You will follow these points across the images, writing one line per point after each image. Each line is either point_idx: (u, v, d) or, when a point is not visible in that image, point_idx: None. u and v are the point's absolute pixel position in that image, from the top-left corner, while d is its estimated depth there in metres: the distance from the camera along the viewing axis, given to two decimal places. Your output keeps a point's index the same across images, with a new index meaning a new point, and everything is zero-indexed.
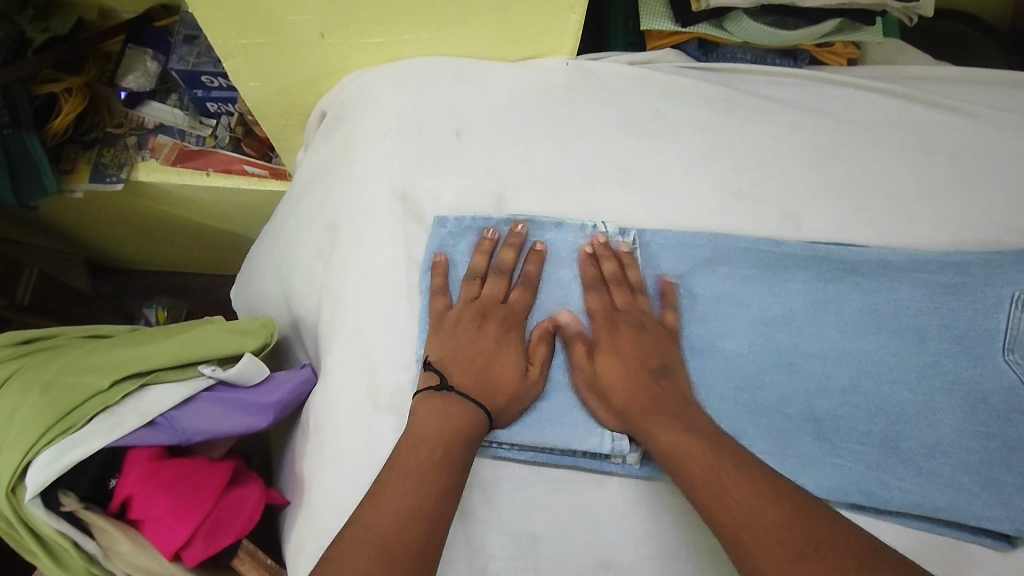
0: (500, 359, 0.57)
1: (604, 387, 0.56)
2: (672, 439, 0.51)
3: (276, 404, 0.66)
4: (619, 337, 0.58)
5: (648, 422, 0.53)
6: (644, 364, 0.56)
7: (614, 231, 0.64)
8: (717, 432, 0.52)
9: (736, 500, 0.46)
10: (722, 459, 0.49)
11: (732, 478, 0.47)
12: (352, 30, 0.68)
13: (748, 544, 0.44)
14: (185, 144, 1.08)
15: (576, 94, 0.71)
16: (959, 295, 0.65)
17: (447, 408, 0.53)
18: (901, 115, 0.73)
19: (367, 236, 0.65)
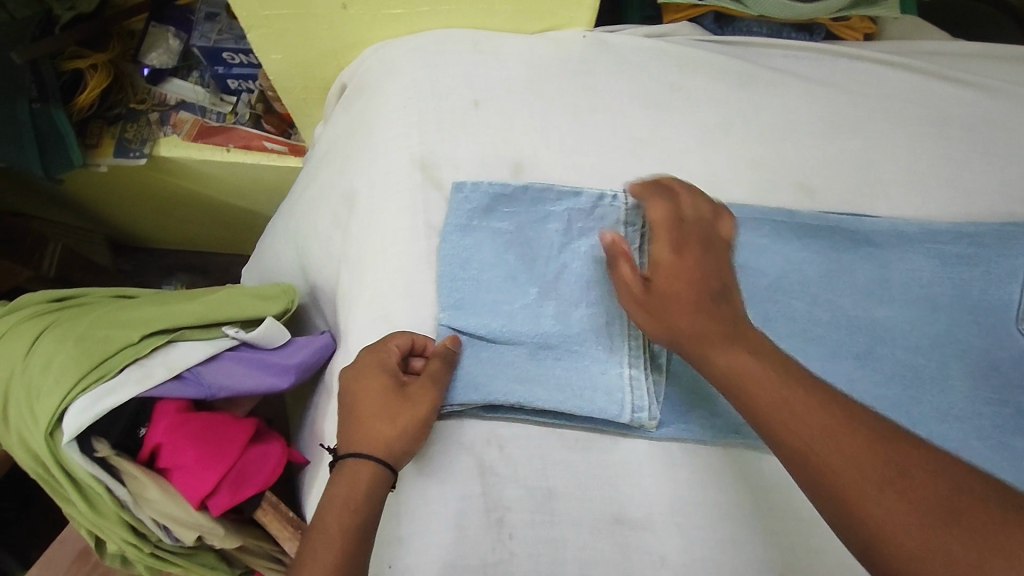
0: (369, 412, 0.53)
1: (673, 286, 0.49)
2: (740, 362, 0.45)
3: (297, 367, 0.68)
4: (679, 249, 0.51)
5: (707, 341, 0.46)
6: (704, 287, 0.49)
7: (631, 204, 0.63)
8: (783, 361, 0.45)
9: (810, 428, 0.41)
10: (791, 381, 0.43)
11: (811, 410, 0.42)
12: (373, 1, 0.70)
13: (834, 472, 0.39)
14: (206, 121, 1.11)
15: (593, 66, 0.72)
16: (972, 266, 0.65)
17: (334, 510, 0.48)
18: (917, 89, 0.73)
19: (386, 203, 0.66)
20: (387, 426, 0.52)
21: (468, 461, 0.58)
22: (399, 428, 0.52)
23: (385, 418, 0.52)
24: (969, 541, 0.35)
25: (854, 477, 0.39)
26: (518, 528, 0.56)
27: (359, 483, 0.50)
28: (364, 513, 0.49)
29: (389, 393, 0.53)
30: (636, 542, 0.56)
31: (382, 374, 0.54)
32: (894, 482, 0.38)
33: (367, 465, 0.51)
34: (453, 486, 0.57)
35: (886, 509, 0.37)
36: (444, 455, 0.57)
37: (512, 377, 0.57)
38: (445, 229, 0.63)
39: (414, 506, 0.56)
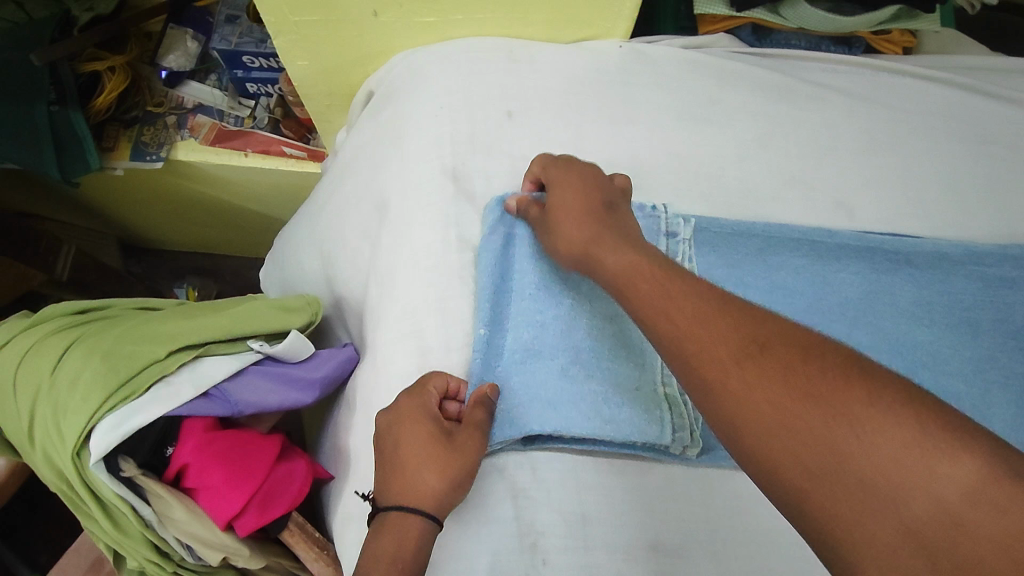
0: (415, 467, 0.51)
1: (563, 217, 0.53)
2: (633, 268, 0.46)
3: (321, 381, 0.67)
4: (557, 180, 0.57)
5: (599, 250, 0.49)
6: (585, 204, 0.53)
7: (674, 214, 0.62)
8: (667, 266, 0.46)
9: (708, 330, 0.38)
10: (675, 283, 0.43)
11: (688, 303, 0.41)
12: (405, 8, 0.68)
13: (699, 356, 0.38)
14: (223, 125, 1.09)
15: (629, 77, 0.70)
16: (1015, 288, 0.63)
17: (385, 573, 0.47)
18: (958, 106, 0.71)
19: (416, 215, 0.65)
20: (434, 479, 0.50)
21: (500, 484, 0.56)
22: (447, 483, 0.51)
23: (432, 472, 0.51)
24: (821, 406, 0.32)
25: (717, 357, 0.37)
26: (552, 554, 0.54)
27: (407, 542, 0.49)
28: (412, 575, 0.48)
29: (436, 447, 0.51)
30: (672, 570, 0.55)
31: (427, 423, 0.52)
32: (754, 359, 0.36)
33: (414, 524, 0.49)
34: (486, 510, 0.55)
35: (739, 383, 0.35)
36: (476, 477, 0.56)
37: (549, 398, 0.55)
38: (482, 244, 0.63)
39: (445, 530, 0.55)
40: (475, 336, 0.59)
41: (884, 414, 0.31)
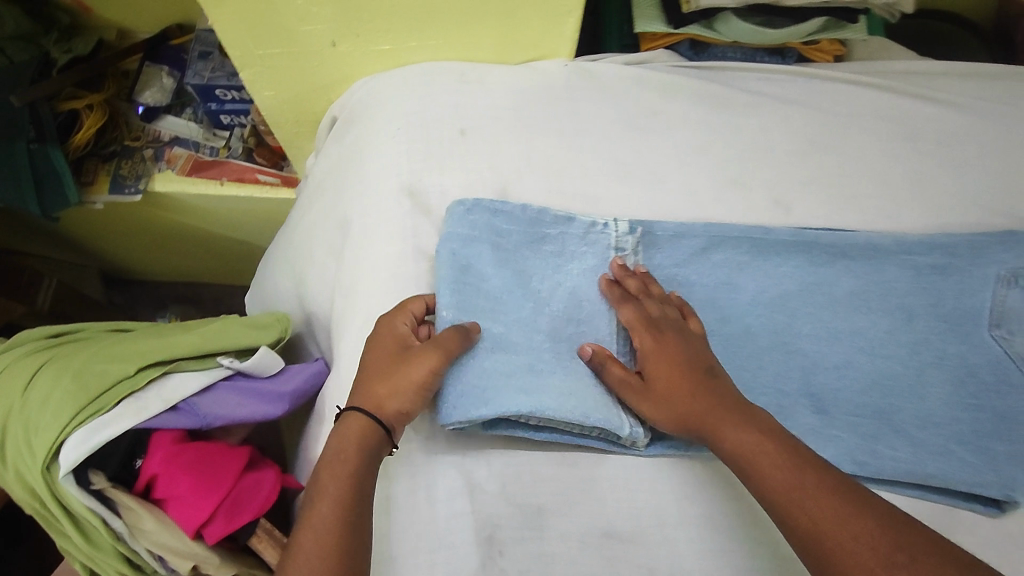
0: (371, 371, 0.55)
1: (673, 393, 0.55)
2: (740, 439, 0.51)
3: (290, 394, 0.69)
4: (661, 353, 0.57)
5: (712, 427, 0.52)
6: (691, 370, 0.56)
7: (622, 231, 0.66)
8: (774, 429, 0.51)
9: (776, 475, 0.48)
10: (773, 438, 0.50)
11: (784, 469, 0.48)
12: (361, 38, 0.73)
13: (801, 515, 0.46)
14: (200, 155, 1.13)
15: (575, 93, 0.73)
16: (945, 275, 0.66)
17: (331, 462, 0.51)
18: (891, 108, 0.74)
19: (376, 230, 0.68)
20: (384, 385, 0.54)
21: (457, 479, 0.58)
22: (392, 388, 0.54)
23: (383, 379, 0.54)
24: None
25: (789, 496, 0.47)
26: (508, 545, 0.56)
27: (350, 434, 0.53)
28: (355, 465, 0.51)
29: (391, 357, 0.55)
30: (626, 555, 0.57)
31: (392, 339, 0.57)
32: (852, 530, 0.44)
33: (359, 421, 0.53)
34: (444, 504, 0.57)
35: (811, 522, 0.45)
36: (435, 474, 0.58)
37: (514, 385, 0.56)
38: (445, 237, 0.63)
39: (403, 526, 0.56)
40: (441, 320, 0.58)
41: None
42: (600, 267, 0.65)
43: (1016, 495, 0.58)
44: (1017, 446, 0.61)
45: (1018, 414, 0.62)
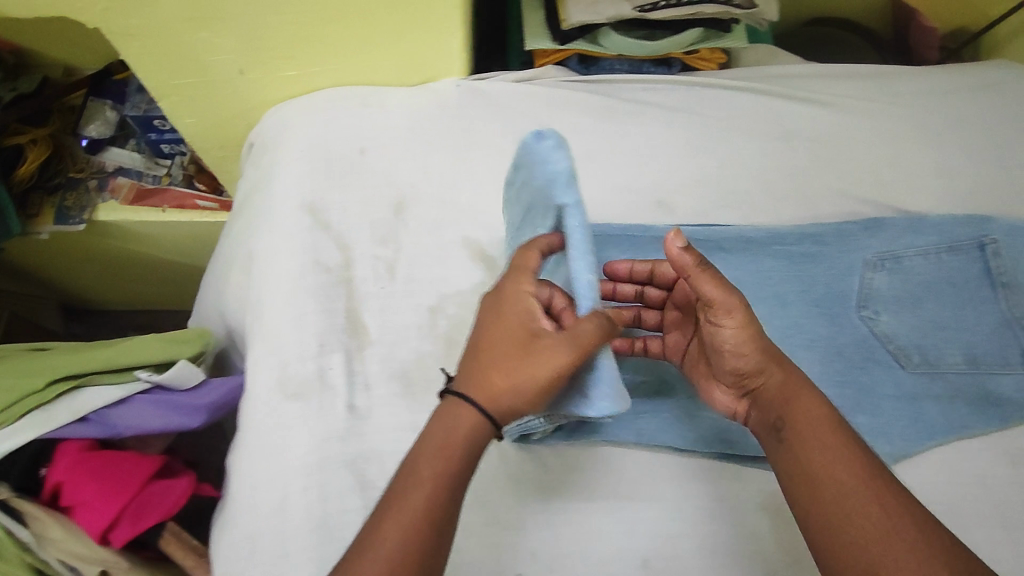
0: (495, 350, 0.52)
1: (765, 352, 0.55)
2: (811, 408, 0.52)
3: (207, 405, 0.73)
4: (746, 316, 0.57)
5: (795, 396, 0.53)
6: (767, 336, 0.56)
7: None
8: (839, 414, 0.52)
9: (837, 460, 0.48)
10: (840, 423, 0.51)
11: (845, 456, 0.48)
12: (266, 65, 0.76)
13: (857, 500, 0.46)
14: (142, 184, 1.18)
15: (468, 111, 0.76)
16: (818, 262, 0.70)
17: (431, 455, 0.48)
18: (768, 109, 0.78)
19: (279, 246, 0.71)
20: (503, 377, 0.51)
21: (350, 476, 0.62)
22: (515, 380, 0.51)
23: (507, 368, 0.51)
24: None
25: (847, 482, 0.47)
26: None
27: (459, 429, 0.50)
28: (452, 463, 0.48)
29: (521, 344, 0.51)
30: (509, 541, 0.61)
31: (519, 319, 0.52)
32: (901, 521, 0.44)
33: (472, 415, 0.50)
34: (338, 500, 0.61)
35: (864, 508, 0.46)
36: (331, 473, 0.62)
37: None
38: (571, 177, 0.57)
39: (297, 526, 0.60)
40: (579, 285, 0.53)
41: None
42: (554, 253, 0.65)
43: None
44: (879, 418, 0.64)
45: (881, 389, 0.66)
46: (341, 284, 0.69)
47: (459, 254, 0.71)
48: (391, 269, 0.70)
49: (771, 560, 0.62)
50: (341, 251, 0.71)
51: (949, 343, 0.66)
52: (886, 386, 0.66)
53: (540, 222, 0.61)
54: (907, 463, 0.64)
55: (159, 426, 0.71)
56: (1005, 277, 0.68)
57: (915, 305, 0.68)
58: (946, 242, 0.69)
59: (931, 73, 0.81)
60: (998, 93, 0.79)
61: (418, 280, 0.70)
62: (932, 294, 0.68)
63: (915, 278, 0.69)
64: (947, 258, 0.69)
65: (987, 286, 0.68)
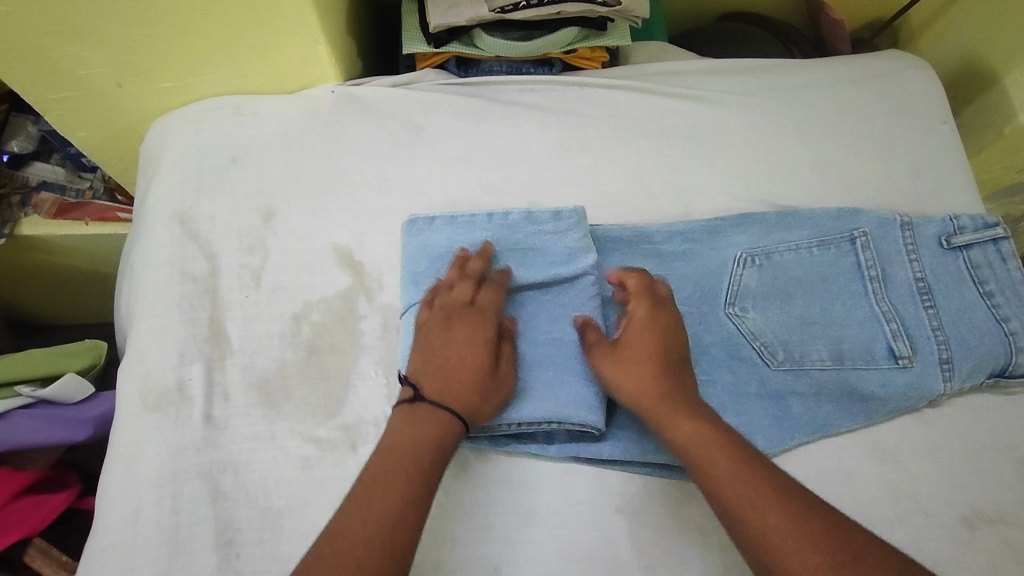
0: (467, 362, 0.55)
1: (630, 378, 0.55)
2: (705, 429, 0.51)
3: (93, 419, 0.76)
4: (635, 326, 0.57)
5: (667, 414, 0.53)
6: (671, 358, 0.56)
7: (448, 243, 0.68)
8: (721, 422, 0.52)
9: (725, 478, 0.48)
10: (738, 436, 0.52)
11: (729, 469, 0.49)
12: (142, 78, 0.75)
13: (747, 519, 0.46)
14: (65, 198, 1.10)
15: (341, 117, 0.77)
16: (688, 260, 0.69)
17: (383, 472, 0.49)
18: (645, 107, 0.78)
19: (149, 258, 0.70)
20: (481, 386, 0.55)
21: (203, 487, 0.61)
22: (487, 390, 0.56)
23: (482, 377, 0.56)
24: None
25: (740, 500, 0.47)
26: (247, 548, 0.59)
27: (437, 427, 0.52)
28: (420, 465, 0.49)
29: (489, 354, 0.57)
30: None
31: (480, 336, 0.57)
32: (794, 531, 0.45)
33: (449, 416, 0.53)
34: (188, 513, 0.59)
35: (761, 524, 0.46)
36: (183, 484, 0.60)
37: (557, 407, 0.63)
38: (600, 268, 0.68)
39: (141, 539, 0.58)
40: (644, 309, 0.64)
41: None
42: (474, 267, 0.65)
43: None
44: (743, 418, 0.61)
45: (744, 387, 0.62)
46: (206, 294, 0.69)
47: (326, 262, 0.70)
48: (258, 278, 0.70)
49: (642, 565, 0.59)
50: (208, 260, 0.70)
51: (815, 339, 0.64)
52: (755, 384, 0.63)
53: (557, 263, 0.66)
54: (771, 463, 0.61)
55: (40, 441, 0.73)
56: (874, 271, 0.66)
57: (785, 301, 0.66)
58: (817, 236, 0.69)
59: (811, 69, 0.81)
60: (873, 88, 0.80)
61: (285, 287, 0.69)
62: (801, 289, 0.67)
63: (786, 275, 0.68)
64: (818, 253, 0.68)
65: (858, 279, 0.66)
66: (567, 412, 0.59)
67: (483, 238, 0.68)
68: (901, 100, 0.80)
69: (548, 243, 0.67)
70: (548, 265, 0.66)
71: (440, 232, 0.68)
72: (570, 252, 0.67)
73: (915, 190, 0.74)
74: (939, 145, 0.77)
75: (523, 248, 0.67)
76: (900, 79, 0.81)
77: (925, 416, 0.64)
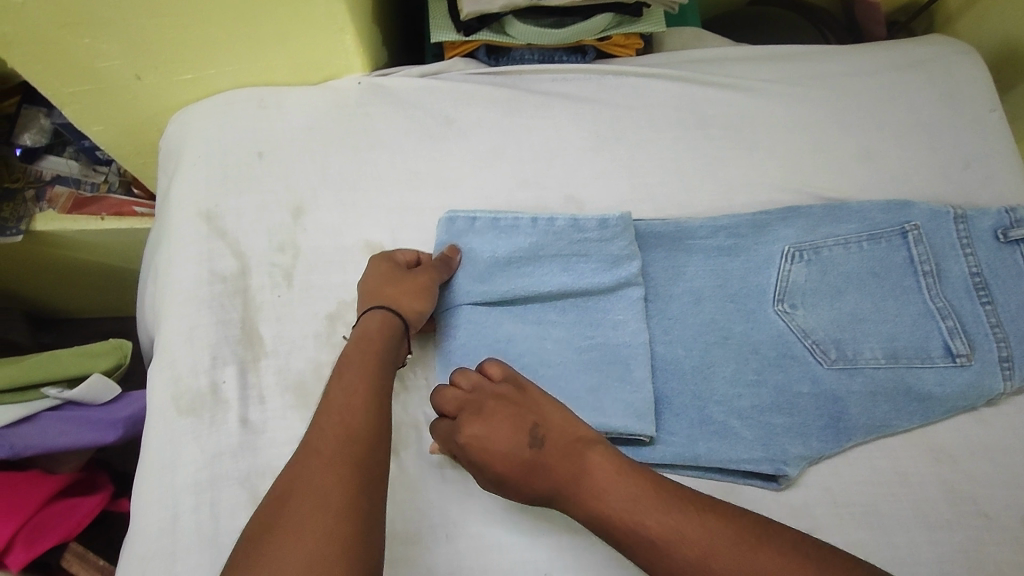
0: (377, 279, 0.60)
1: (526, 492, 0.51)
2: (601, 508, 0.48)
3: (123, 420, 0.74)
4: (479, 443, 0.52)
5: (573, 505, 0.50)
6: (523, 454, 0.51)
7: (489, 243, 0.65)
8: (616, 478, 0.49)
9: (647, 533, 0.46)
10: (627, 484, 0.48)
11: (642, 520, 0.46)
12: (162, 70, 0.72)
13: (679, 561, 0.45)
14: (80, 192, 1.06)
15: (369, 109, 0.74)
16: (733, 255, 0.67)
17: (338, 380, 0.52)
18: (684, 96, 0.75)
19: (175, 256, 0.68)
20: (397, 289, 0.59)
21: (241, 493, 0.59)
22: (405, 289, 0.59)
23: (394, 283, 0.60)
24: None
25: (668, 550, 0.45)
26: None
27: (371, 331, 0.57)
28: (371, 368, 0.54)
29: (397, 267, 0.61)
30: (403, 557, 0.56)
31: (388, 259, 0.62)
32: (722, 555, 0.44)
33: (374, 318, 0.57)
34: (229, 519, 0.58)
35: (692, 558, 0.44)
36: (223, 490, 0.59)
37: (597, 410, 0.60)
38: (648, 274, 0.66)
39: (181, 546, 0.57)
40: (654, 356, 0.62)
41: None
42: (517, 275, 0.64)
43: (786, 469, 0.57)
44: (795, 419, 0.60)
45: (796, 386, 0.61)
46: (237, 294, 0.67)
47: (359, 261, 0.68)
48: (289, 277, 0.68)
49: None
50: (237, 259, 0.68)
51: (868, 337, 0.63)
52: (804, 383, 0.61)
53: (600, 270, 0.64)
54: (824, 464, 0.59)
55: (70, 442, 0.72)
56: (928, 266, 0.64)
57: (835, 297, 0.64)
58: (866, 230, 0.66)
59: (853, 55, 0.78)
60: (919, 75, 0.77)
61: (317, 287, 0.67)
62: (851, 285, 0.65)
63: (836, 270, 0.65)
64: (868, 247, 0.66)
65: (911, 274, 0.64)
66: (617, 421, 0.58)
67: (526, 242, 0.65)
68: (948, 86, 0.77)
69: (591, 251, 0.65)
70: (592, 272, 0.64)
71: (482, 235, 0.65)
72: (614, 259, 0.65)
73: (965, 181, 0.72)
74: (988, 135, 0.74)
75: (567, 255, 0.65)
76: (946, 64, 0.78)
77: (982, 415, 0.62)
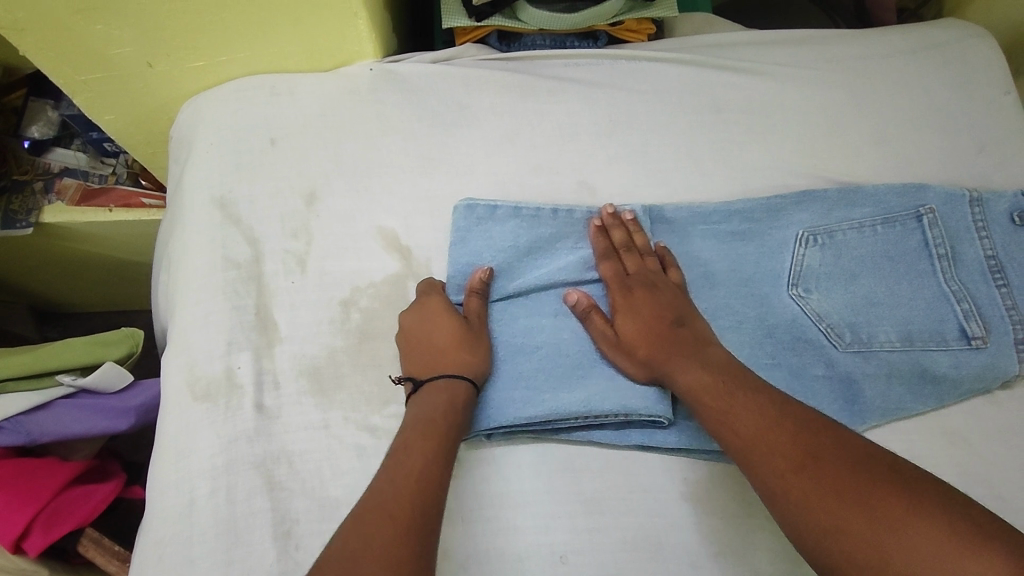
0: (442, 340, 0.59)
1: (634, 342, 0.59)
2: (692, 380, 0.55)
3: (136, 408, 0.74)
4: (630, 304, 0.61)
5: (668, 372, 0.57)
6: (660, 318, 0.60)
7: (509, 229, 0.66)
8: (721, 367, 0.56)
9: (731, 409, 0.52)
10: (721, 370, 0.55)
11: (726, 398, 0.53)
12: (174, 57, 0.72)
13: (739, 435, 0.51)
14: (88, 183, 1.05)
15: (381, 95, 0.74)
16: (747, 239, 0.67)
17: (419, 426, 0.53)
18: (696, 80, 0.75)
19: (189, 243, 0.68)
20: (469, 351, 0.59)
21: (256, 477, 0.59)
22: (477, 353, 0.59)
23: (462, 344, 0.59)
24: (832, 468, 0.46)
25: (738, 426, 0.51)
26: (305, 538, 0.58)
27: (457, 396, 0.56)
28: (446, 428, 0.53)
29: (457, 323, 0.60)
30: None
31: (443, 314, 0.60)
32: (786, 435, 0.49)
33: (450, 380, 0.57)
34: (244, 503, 0.58)
35: (755, 434, 0.50)
36: (238, 475, 0.59)
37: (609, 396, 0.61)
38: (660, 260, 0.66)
39: (197, 529, 0.57)
40: None
41: (939, 520, 0.41)
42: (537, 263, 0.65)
43: None
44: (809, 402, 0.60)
45: (811, 370, 0.61)
46: (251, 280, 0.67)
47: (372, 246, 0.68)
48: (303, 262, 0.68)
49: (710, 550, 0.57)
50: (251, 245, 0.68)
51: (883, 321, 0.62)
52: (819, 366, 0.61)
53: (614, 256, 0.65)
54: None
55: (83, 430, 0.72)
56: (942, 249, 0.64)
57: (850, 280, 0.64)
58: (881, 214, 0.66)
59: (866, 39, 0.78)
60: (932, 59, 0.77)
61: (331, 273, 0.67)
62: (867, 269, 0.65)
63: (850, 253, 0.65)
64: (883, 231, 0.66)
65: (926, 258, 0.64)
66: (635, 402, 0.58)
67: (546, 232, 0.66)
68: (960, 69, 0.76)
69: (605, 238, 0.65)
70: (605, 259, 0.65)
71: (500, 223, 0.66)
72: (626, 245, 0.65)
73: (979, 164, 0.72)
74: (1001, 118, 0.74)
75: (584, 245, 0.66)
76: (959, 48, 0.78)
77: (996, 398, 0.62)
